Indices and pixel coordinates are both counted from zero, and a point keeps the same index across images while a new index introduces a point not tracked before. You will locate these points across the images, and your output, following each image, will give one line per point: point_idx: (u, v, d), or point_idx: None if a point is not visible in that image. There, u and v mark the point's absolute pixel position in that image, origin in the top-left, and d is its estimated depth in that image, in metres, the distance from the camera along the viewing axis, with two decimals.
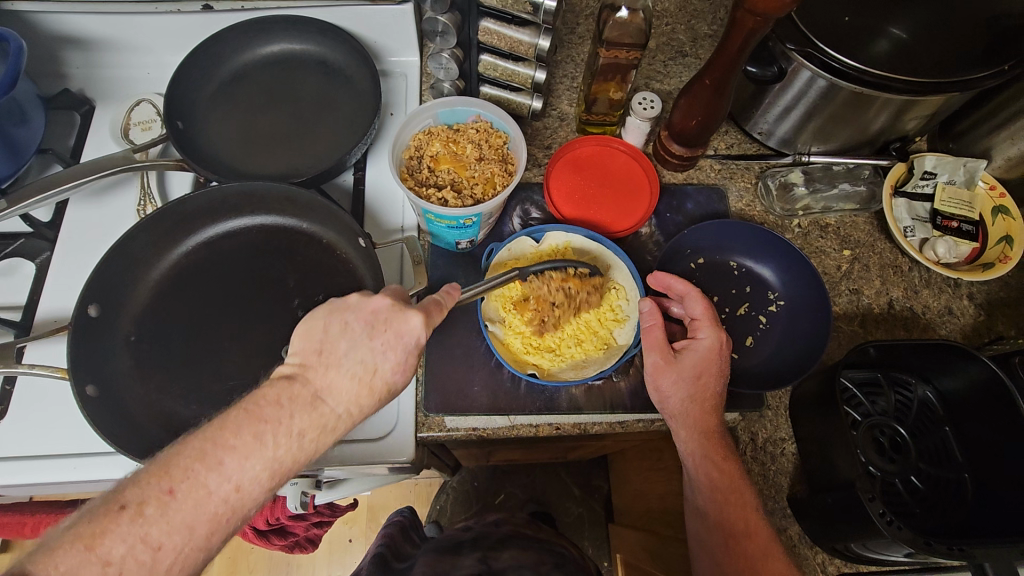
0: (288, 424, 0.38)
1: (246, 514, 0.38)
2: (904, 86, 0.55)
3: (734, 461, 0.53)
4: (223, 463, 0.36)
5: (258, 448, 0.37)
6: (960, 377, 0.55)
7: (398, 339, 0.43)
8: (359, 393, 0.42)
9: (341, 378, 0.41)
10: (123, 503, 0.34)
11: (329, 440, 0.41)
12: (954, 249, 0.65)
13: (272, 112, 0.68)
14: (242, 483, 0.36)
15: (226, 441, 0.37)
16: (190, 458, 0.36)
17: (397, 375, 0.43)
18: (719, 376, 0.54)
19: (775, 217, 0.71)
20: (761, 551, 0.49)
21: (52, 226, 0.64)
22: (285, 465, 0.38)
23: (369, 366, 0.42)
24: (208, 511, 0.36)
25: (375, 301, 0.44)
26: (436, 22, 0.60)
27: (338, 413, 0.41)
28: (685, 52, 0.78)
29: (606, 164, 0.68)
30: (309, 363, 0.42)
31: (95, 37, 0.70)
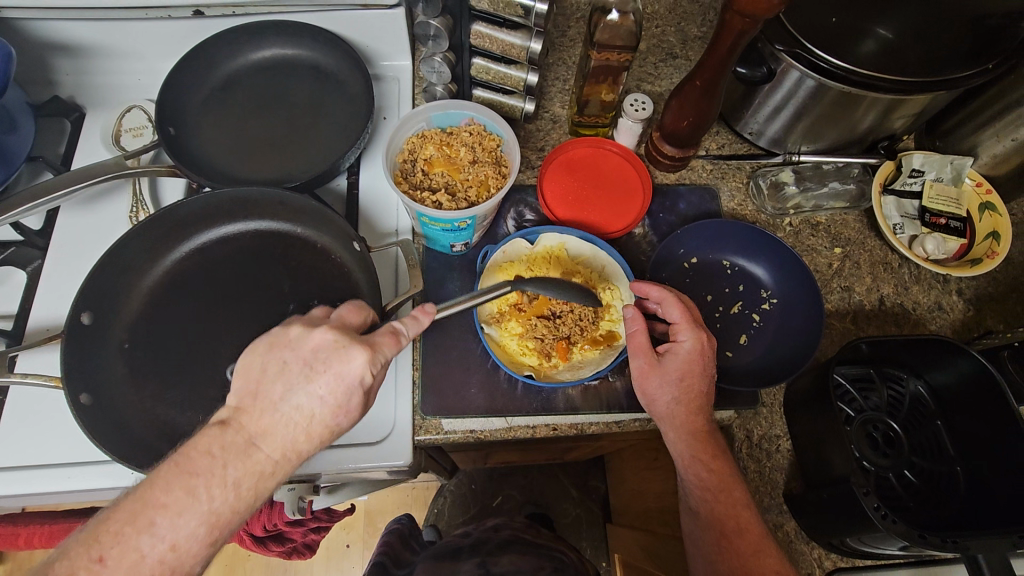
0: (221, 474, 0.37)
1: (189, 569, 0.37)
2: (891, 85, 0.56)
3: (726, 459, 0.53)
4: (155, 523, 0.36)
5: (191, 503, 0.36)
6: (951, 372, 0.56)
7: (338, 381, 0.41)
8: (297, 438, 0.40)
9: (277, 422, 0.40)
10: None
11: (269, 485, 0.40)
12: (943, 245, 0.67)
13: (264, 116, 0.68)
14: (176, 541, 0.36)
15: (158, 500, 0.36)
16: (127, 516, 0.36)
17: (339, 417, 0.42)
18: (704, 376, 0.54)
19: (767, 217, 0.71)
20: (751, 547, 0.49)
21: (43, 234, 0.64)
22: (223, 516, 0.37)
23: (307, 411, 0.40)
24: (142, 574, 0.35)
25: (315, 338, 0.42)
26: (427, 27, 0.61)
27: (274, 459, 0.40)
28: (676, 54, 0.79)
29: (600, 165, 0.69)
30: (244, 406, 0.40)
31: (85, 44, 0.70)
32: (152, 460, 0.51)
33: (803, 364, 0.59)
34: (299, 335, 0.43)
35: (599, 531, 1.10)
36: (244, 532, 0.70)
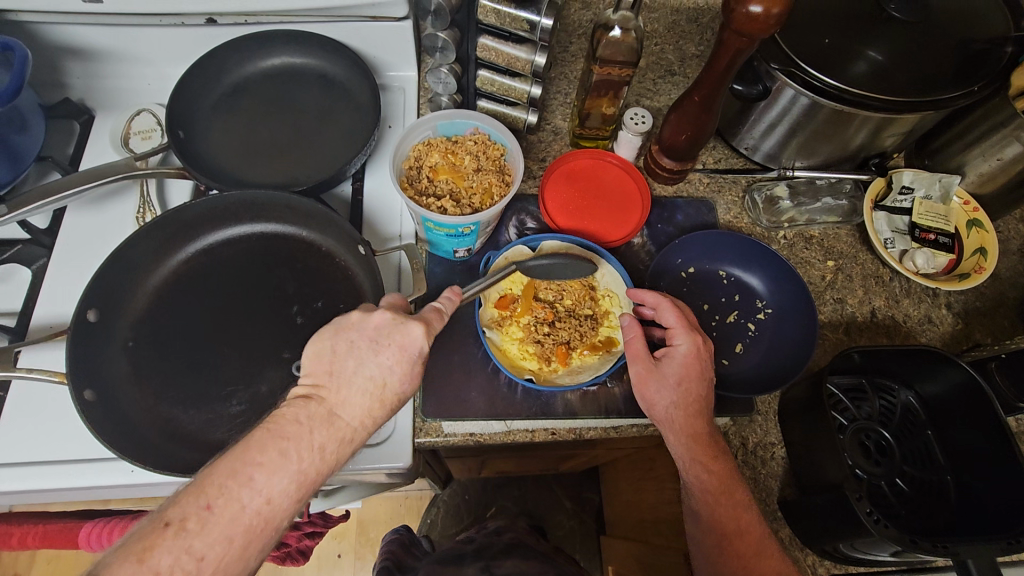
0: (310, 439, 0.39)
1: (280, 525, 0.38)
2: (882, 104, 0.59)
3: (725, 461, 0.54)
4: (254, 477, 0.36)
5: (284, 462, 0.38)
6: (943, 382, 0.57)
7: (404, 354, 0.44)
8: (372, 406, 0.43)
9: (354, 393, 0.43)
10: (166, 521, 0.34)
11: (347, 451, 0.42)
12: (932, 260, 0.69)
13: (271, 122, 0.70)
14: (272, 496, 0.37)
15: (255, 457, 0.37)
16: (224, 472, 0.36)
17: (405, 389, 0.45)
18: (702, 379, 0.55)
19: (762, 230, 0.73)
20: (753, 547, 0.50)
21: (50, 232, 0.65)
22: (311, 477, 0.39)
23: (380, 381, 0.43)
24: (244, 524, 0.36)
25: (376, 317, 0.45)
26: (436, 38, 0.64)
27: (354, 426, 0.42)
28: (674, 71, 0.81)
29: (600, 177, 0.70)
30: (321, 382, 0.43)
31: (97, 49, 0.71)
32: (157, 456, 0.51)
33: (792, 375, 0.60)
34: (363, 317, 0.46)
35: (593, 543, 1.10)
36: None
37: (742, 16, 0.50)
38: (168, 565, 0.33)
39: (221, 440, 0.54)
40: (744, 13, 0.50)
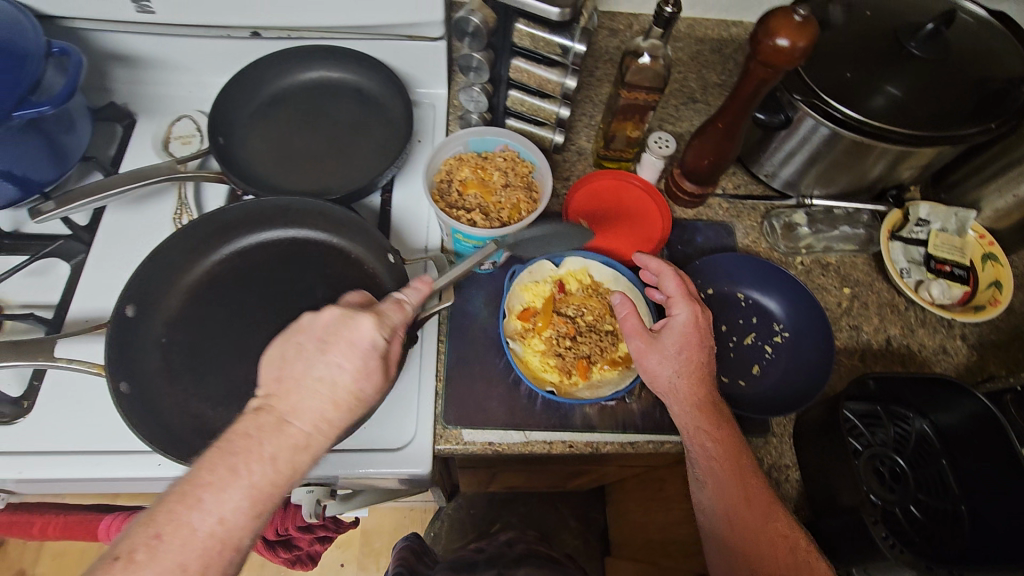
0: (258, 450, 0.40)
1: (239, 543, 0.39)
2: (900, 137, 0.61)
3: (729, 427, 0.55)
4: (203, 500, 0.38)
5: (234, 480, 0.39)
6: (957, 412, 0.58)
7: (352, 350, 0.45)
8: (326, 409, 0.44)
9: (305, 397, 0.43)
10: (115, 556, 0.36)
11: (306, 458, 0.42)
12: (948, 291, 0.70)
13: (306, 132, 0.72)
14: (225, 515, 0.38)
15: (202, 483, 0.38)
16: (174, 503, 0.38)
17: (363, 384, 0.45)
18: (702, 346, 0.56)
19: (780, 255, 0.74)
20: (760, 510, 0.51)
21: (90, 229, 0.67)
22: (265, 490, 0.40)
23: (329, 381, 0.44)
24: (196, 548, 0.37)
25: (324, 316, 0.46)
26: (471, 59, 0.64)
27: (307, 432, 0.43)
28: (696, 98, 0.83)
29: (622, 197, 0.72)
30: (273, 391, 0.44)
31: (144, 57, 0.75)
32: (186, 451, 0.53)
33: (803, 404, 0.61)
34: (311, 319, 0.47)
35: (598, 563, 1.09)
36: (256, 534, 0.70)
37: (768, 48, 0.53)
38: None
39: None
40: (770, 46, 0.52)
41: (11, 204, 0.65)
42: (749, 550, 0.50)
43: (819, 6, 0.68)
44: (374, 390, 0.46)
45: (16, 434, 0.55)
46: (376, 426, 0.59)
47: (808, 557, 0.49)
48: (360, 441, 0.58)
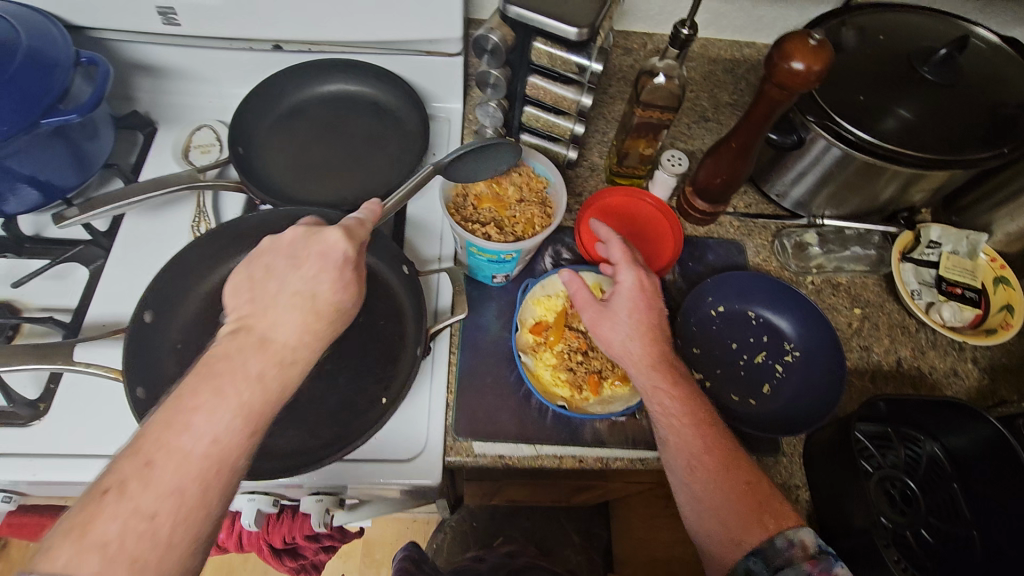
0: (243, 369, 0.41)
1: (235, 462, 0.39)
2: (913, 160, 0.61)
3: (686, 385, 0.54)
4: (193, 423, 0.38)
5: (222, 400, 0.39)
6: (969, 436, 0.57)
7: (324, 261, 0.47)
8: (306, 321, 0.44)
9: (283, 312, 0.44)
10: (104, 489, 0.35)
11: (295, 372, 0.43)
12: (959, 314, 0.70)
13: (324, 143, 0.73)
14: (218, 434, 0.38)
15: (188, 410, 0.38)
16: (161, 433, 0.37)
17: (341, 291, 0.47)
18: (652, 308, 0.56)
19: (791, 274, 0.75)
20: (720, 460, 0.51)
21: (109, 235, 0.68)
22: (257, 408, 0.40)
23: (307, 293, 0.45)
24: (192, 469, 0.37)
25: (290, 235, 0.48)
26: (488, 76, 0.65)
27: (292, 345, 0.43)
28: (708, 117, 0.84)
29: (635, 214, 0.72)
30: (248, 315, 0.44)
31: (168, 67, 0.76)
32: None
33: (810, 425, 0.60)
34: (273, 241, 0.49)
35: None
36: (264, 542, 0.71)
37: (783, 71, 0.53)
38: (118, 530, 0.34)
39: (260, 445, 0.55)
40: (785, 68, 0.53)
41: (34, 209, 0.67)
42: (714, 504, 0.50)
43: (833, 29, 0.69)
44: (352, 301, 0.48)
45: (33, 436, 0.56)
46: (387, 436, 0.59)
47: (769, 503, 0.50)
48: (371, 451, 0.59)
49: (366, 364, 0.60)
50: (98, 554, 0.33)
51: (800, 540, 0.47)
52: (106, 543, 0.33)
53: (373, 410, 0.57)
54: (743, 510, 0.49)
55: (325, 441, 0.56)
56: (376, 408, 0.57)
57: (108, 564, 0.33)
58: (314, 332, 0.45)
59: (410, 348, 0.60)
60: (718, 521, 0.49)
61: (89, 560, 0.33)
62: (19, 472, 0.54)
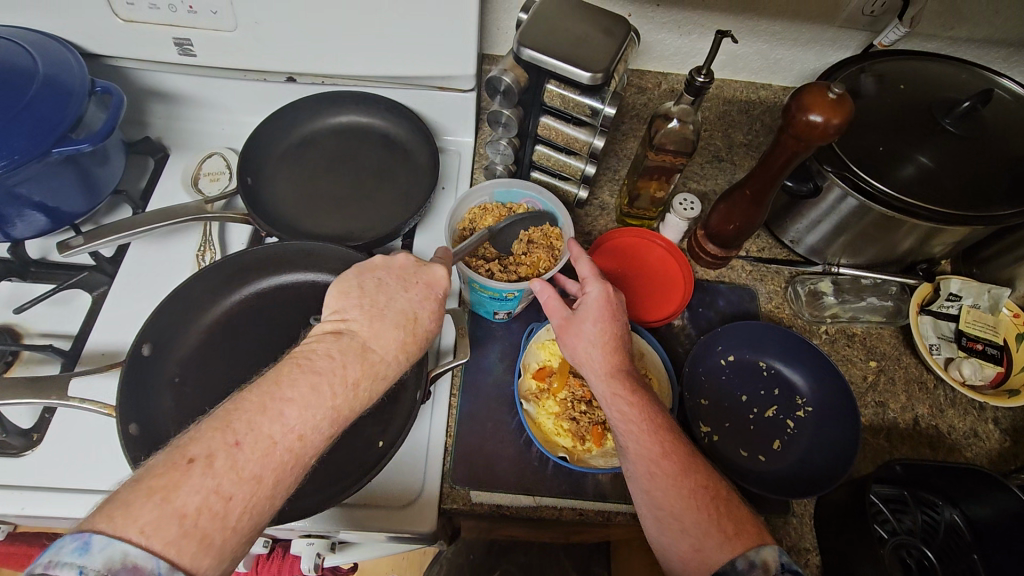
0: (343, 374, 0.41)
1: (308, 463, 0.39)
2: (931, 215, 0.59)
3: (647, 393, 0.53)
4: (284, 414, 0.38)
5: (316, 399, 0.39)
6: (992, 505, 0.55)
7: (430, 292, 0.50)
8: (404, 340, 0.46)
9: (386, 327, 0.46)
10: (190, 457, 0.34)
11: (381, 387, 0.44)
12: (980, 371, 0.67)
13: (333, 175, 0.73)
14: (304, 432, 0.38)
15: (284, 398, 0.38)
16: (256, 416, 0.37)
17: (436, 324, 0.50)
18: (617, 319, 0.55)
19: (804, 322, 0.73)
20: (678, 467, 0.48)
21: (114, 261, 0.68)
22: (342, 414, 0.40)
23: (410, 313, 0.48)
24: (274, 459, 0.37)
25: (400, 259, 0.51)
26: (500, 115, 0.64)
27: (387, 359, 0.45)
28: (721, 157, 0.83)
29: (643, 256, 0.71)
30: (351, 322, 0.45)
31: (183, 95, 0.77)
32: None
33: (823, 487, 0.57)
34: (386, 260, 0.51)
35: None
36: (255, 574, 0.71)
37: (801, 123, 0.52)
38: (198, 503, 0.33)
39: None
40: (803, 120, 0.52)
41: (42, 233, 0.67)
42: (672, 510, 0.46)
43: (851, 76, 0.68)
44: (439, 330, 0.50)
45: (23, 468, 0.55)
46: (383, 480, 0.58)
47: (729, 513, 0.46)
48: (366, 496, 0.57)
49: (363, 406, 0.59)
50: (175, 523, 0.32)
51: (763, 560, 0.43)
52: (184, 515, 0.33)
53: (369, 454, 0.56)
54: (702, 517, 0.46)
55: (318, 486, 0.54)
56: (373, 451, 0.56)
57: (181, 537, 0.32)
58: (409, 357, 0.46)
59: (410, 390, 0.59)
60: (679, 530, 0.46)
61: (165, 530, 0.32)
62: (6, 506, 0.53)
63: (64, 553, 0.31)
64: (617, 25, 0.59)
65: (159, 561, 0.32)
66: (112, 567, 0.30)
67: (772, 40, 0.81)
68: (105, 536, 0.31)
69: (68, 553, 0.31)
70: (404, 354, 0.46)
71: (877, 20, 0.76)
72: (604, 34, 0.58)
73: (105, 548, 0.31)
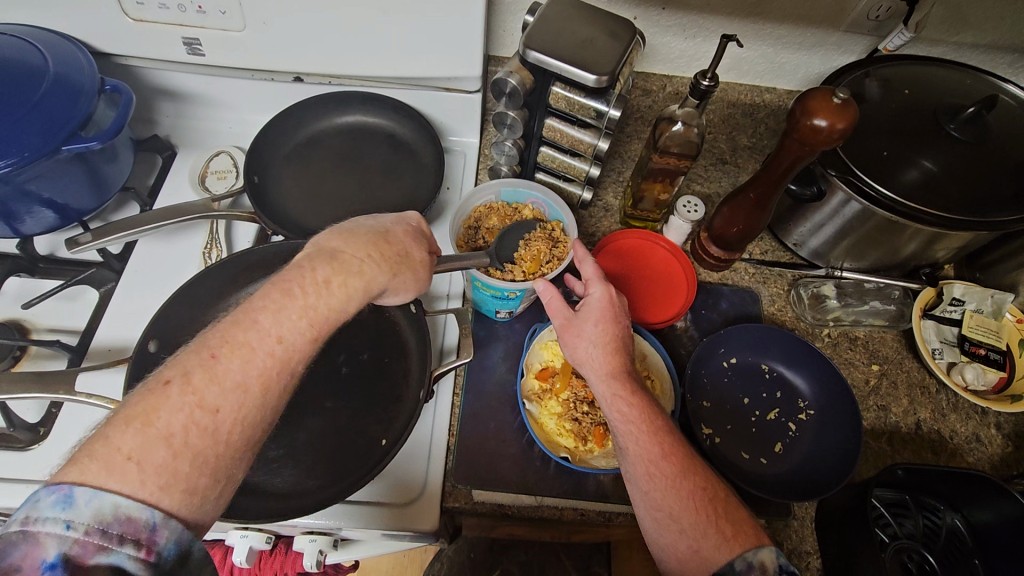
0: (311, 276, 0.45)
1: (295, 366, 0.43)
2: (933, 220, 0.59)
3: (647, 394, 0.53)
4: (258, 322, 0.42)
5: (288, 303, 0.43)
6: (995, 510, 0.55)
7: (400, 221, 0.55)
8: (374, 247, 0.50)
9: (354, 240, 0.49)
10: (167, 380, 0.38)
11: (355, 284, 0.47)
12: (983, 376, 0.67)
13: (339, 174, 0.74)
14: (282, 334, 0.42)
15: (254, 313, 0.42)
16: (232, 332, 0.41)
17: (412, 242, 0.53)
18: (618, 321, 0.56)
19: (806, 325, 0.73)
20: (677, 469, 0.49)
21: (121, 258, 0.69)
22: (319, 312, 0.44)
23: (377, 232, 0.52)
24: (255, 366, 0.40)
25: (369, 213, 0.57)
26: (505, 116, 0.65)
27: (358, 259, 0.48)
28: (726, 160, 0.83)
29: (646, 258, 0.71)
30: (318, 241, 0.49)
31: (191, 94, 0.77)
32: None
33: (823, 491, 0.57)
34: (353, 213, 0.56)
35: None
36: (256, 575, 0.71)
37: (804, 127, 0.53)
38: (183, 421, 0.37)
39: (255, 483, 0.53)
40: (807, 125, 0.52)
41: (51, 230, 0.67)
42: (671, 510, 0.47)
43: (856, 80, 0.68)
44: (425, 256, 0.54)
45: (29, 461, 0.55)
46: (386, 478, 0.58)
47: (727, 513, 0.47)
48: (369, 493, 0.58)
49: (366, 404, 0.59)
50: (163, 444, 0.35)
51: (760, 561, 0.43)
52: (170, 435, 0.36)
53: (372, 452, 0.56)
54: (700, 518, 0.46)
55: (320, 482, 0.54)
56: (376, 449, 0.56)
57: (171, 457, 0.35)
58: (380, 256, 0.49)
59: (413, 390, 0.59)
60: (678, 531, 0.46)
61: (155, 452, 0.35)
62: (13, 499, 0.54)
63: (44, 508, 0.32)
64: (622, 28, 0.60)
65: (152, 512, 0.34)
66: (103, 519, 0.32)
67: (777, 44, 0.81)
68: (88, 489, 0.32)
69: (48, 508, 0.32)
70: (377, 256, 0.49)
71: (882, 25, 0.76)
72: (610, 37, 0.59)
73: (92, 500, 0.32)
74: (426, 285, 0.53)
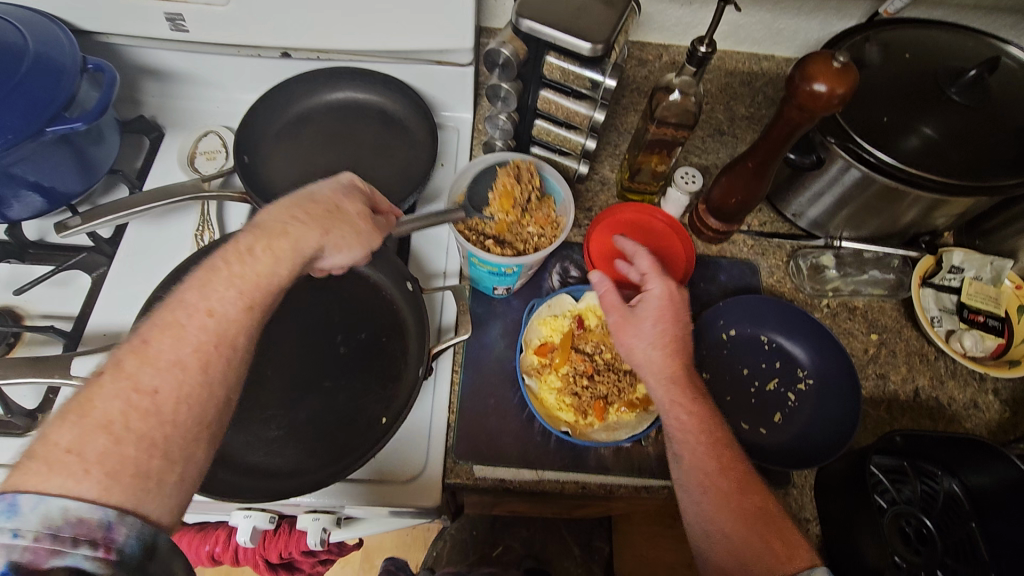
0: (235, 246, 0.44)
1: (234, 339, 0.42)
2: (934, 184, 0.58)
3: (706, 402, 0.52)
4: (185, 300, 0.41)
5: (214, 279, 0.43)
6: (992, 474, 0.55)
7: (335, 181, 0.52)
8: (297, 208, 0.47)
9: (276, 205, 0.48)
10: (100, 371, 0.38)
11: (283, 243, 0.45)
12: (981, 343, 0.67)
13: (331, 152, 0.72)
14: (213, 307, 0.41)
15: (182, 293, 0.42)
16: (161, 315, 0.41)
17: (344, 198, 0.51)
18: (678, 321, 0.55)
19: (805, 296, 0.73)
20: (733, 484, 0.49)
21: (112, 242, 0.67)
22: (252, 289, 0.43)
23: (304, 195, 0.49)
24: (189, 344, 0.40)
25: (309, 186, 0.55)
26: (499, 89, 0.64)
27: (279, 221, 0.46)
28: (724, 130, 0.82)
29: (644, 232, 0.69)
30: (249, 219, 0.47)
31: (178, 73, 0.76)
32: None
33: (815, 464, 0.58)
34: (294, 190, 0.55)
35: None
36: (260, 556, 0.71)
37: (804, 93, 0.51)
38: (120, 408, 0.36)
39: (255, 463, 0.54)
40: (806, 90, 0.51)
41: (38, 215, 0.66)
42: (726, 527, 0.47)
43: (857, 45, 0.66)
44: (361, 209, 0.51)
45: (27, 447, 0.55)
46: (387, 456, 0.59)
47: (782, 532, 0.47)
48: (371, 471, 0.58)
49: (365, 383, 0.59)
50: (102, 434, 0.35)
51: None
52: (109, 422, 0.36)
53: (372, 430, 0.56)
54: (754, 538, 0.46)
55: (321, 461, 0.54)
56: (376, 428, 0.56)
57: (113, 444, 0.35)
58: (306, 215, 0.47)
59: (412, 368, 0.59)
60: (728, 546, 0.47)
61: (93, 440, 0.35)
62: None
63: None
64: None
65: (105, 511, 0.33)
66: (53, 523, 0.32)
67: (775, 10, 0.79)
68: (33, 496, 0.32)
69: None
70: (304, 215, 0.47)
71: None
72: (604, 4, 0.57)
73: (37, 507, 0.32)
74: (370, 238, 0.50)
